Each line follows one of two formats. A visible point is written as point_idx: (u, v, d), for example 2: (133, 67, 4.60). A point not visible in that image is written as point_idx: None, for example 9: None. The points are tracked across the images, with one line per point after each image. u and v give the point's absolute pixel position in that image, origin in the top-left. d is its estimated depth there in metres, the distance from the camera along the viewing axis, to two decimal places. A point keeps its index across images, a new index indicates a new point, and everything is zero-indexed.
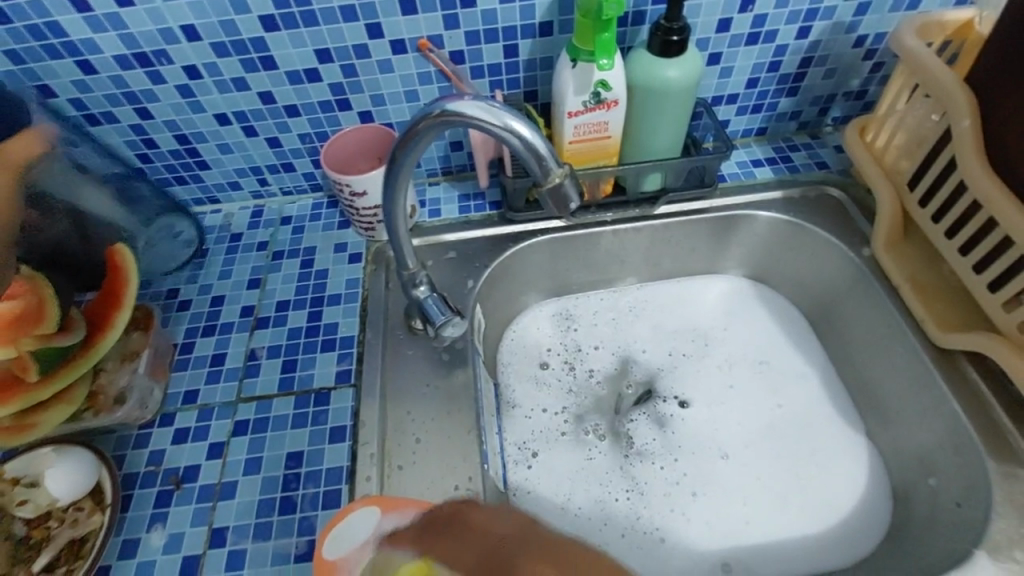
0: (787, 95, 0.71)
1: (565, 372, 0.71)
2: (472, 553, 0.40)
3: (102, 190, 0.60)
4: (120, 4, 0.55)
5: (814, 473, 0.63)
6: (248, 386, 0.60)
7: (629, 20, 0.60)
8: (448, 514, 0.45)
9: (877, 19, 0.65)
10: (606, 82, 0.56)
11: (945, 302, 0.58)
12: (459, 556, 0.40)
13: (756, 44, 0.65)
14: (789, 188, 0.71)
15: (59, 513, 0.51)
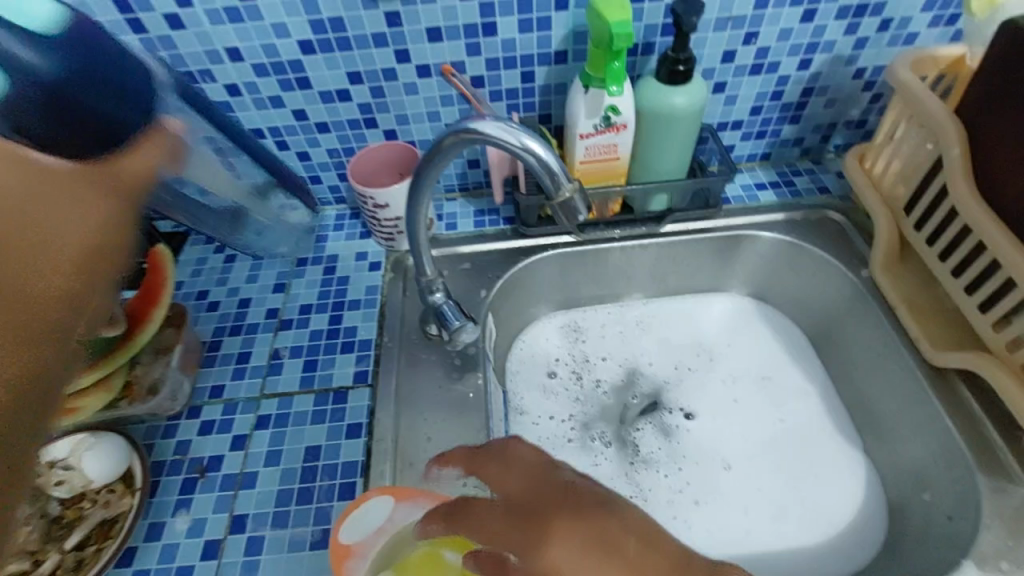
0: (790, 123, 0.75)
1: (572, 381, 0.74)
2: (516, 479, 0.43)
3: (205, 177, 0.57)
4: (173, 28, 0.61)
5: (813, 486, 0.64)
6: (271, 383, 0.64)
7: (639, 50, 0.64)
8: (497, 448, 0.46)
9: (875, 53, 0.68)
10: (616, 107, 0.60)
11: (939, 322, 0.60)
12: (503, 482, 0.43)
13: (759, 74, 0.69)
14: (791, 210, 0.74)
15: (92, 495, 0.54)
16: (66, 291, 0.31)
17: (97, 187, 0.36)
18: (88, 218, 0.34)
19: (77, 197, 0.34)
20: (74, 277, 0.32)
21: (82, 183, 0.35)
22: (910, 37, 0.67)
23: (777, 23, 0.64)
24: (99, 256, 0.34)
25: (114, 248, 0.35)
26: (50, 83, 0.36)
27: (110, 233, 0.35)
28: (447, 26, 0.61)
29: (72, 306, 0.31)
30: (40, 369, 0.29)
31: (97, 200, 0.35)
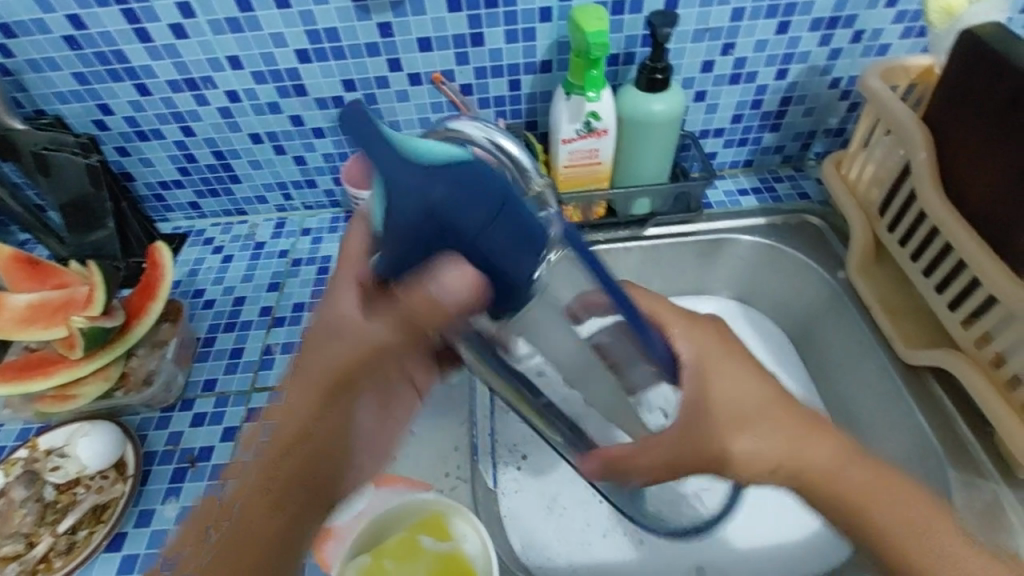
0: (770, 130, 0.77)
1: None
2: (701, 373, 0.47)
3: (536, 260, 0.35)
4: (177, 37, 0.64)
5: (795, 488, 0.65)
6: (262, 377, 0.65)
7: (621, 60, 0.67)
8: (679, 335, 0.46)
9: (849, 64, 0.71)
10: (596, 112, 0.63)
11: (913, 322, 0.62)
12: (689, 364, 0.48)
13: (738, 84, 0.71)
14: (772, 215, 0.76)
15: (86, 480, 0.56)
16: (315, 433, 0.39)
17: (389, 332, 0.38)
18: (350, 364, 0.38)
19: (372, 354, 0.38)
20: (332, 412, 0.39)
21: (368, 324, 0.38)
22: (883, 48, 0.70)
23: (753, 35, 0.67)
24: (340, 386, 0.39)
25: (346, 388, 0.39)
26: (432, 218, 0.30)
27: (368, 358, 0.38)
28: (436, 36, 0.64)
29: (321, 440, 0.39)
30: (287, 485, 0.38)
31: (351, 343, 0.38)
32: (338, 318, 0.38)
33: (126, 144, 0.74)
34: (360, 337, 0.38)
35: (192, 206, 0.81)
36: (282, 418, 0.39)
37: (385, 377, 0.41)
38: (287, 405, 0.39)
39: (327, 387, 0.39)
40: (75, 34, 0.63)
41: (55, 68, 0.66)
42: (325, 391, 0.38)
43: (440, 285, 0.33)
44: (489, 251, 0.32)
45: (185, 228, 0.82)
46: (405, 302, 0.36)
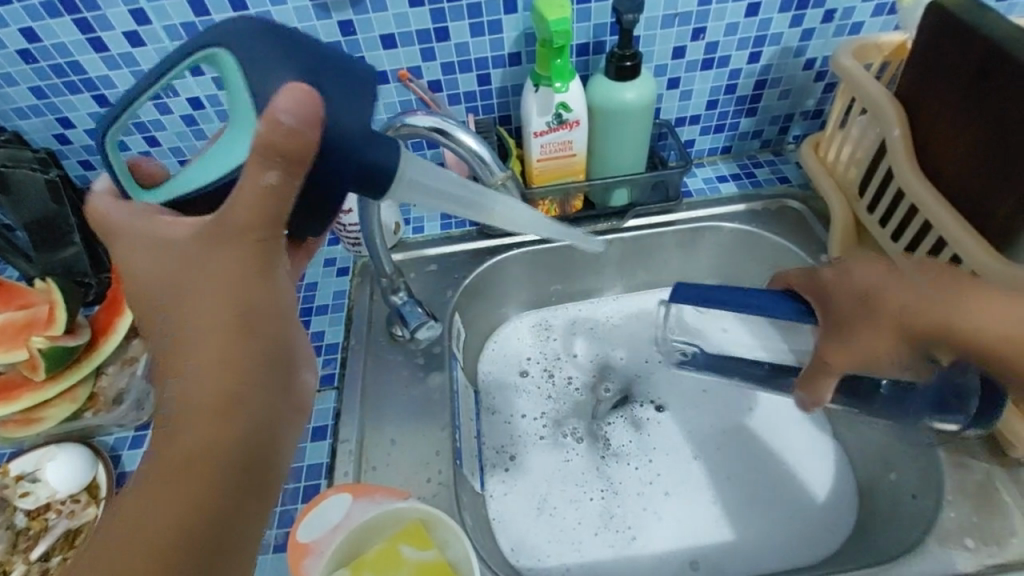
0: (746, 115, 0.76)
1: (544, 378, 0.73)
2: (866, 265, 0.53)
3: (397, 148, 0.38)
4: (132, 45, 0.62)
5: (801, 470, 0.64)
6: None
7: (590, 50, 0.65)
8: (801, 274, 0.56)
9: (823, 44, 0.70)
10: (566, 103, 0.62)
11: None
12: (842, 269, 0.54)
13: (711, 69, 0.70)
14: (753, 201, 0.75)
15: (57, 505, 0.54)
16: (232, 383, 0.33)
17: (245, 253, 0.33)
18: (225, 298, 0.33)
19: (249, 274, 0.33)
20: (239, 359, 0.33)
21: (224, 252, 0.33)
22: (855, 27, 0.69)
23: (723, 18, 0.66)
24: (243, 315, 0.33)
25: (252, 321, 0.33)
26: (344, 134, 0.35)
27: (236, 277, 0.33)
28: (400, 32, 0.63)
29: (254, 397, 0.33)
30: (211, 475, 0.32)
31: (220, 292, 0.33)
32: (192, 263, 0.33)
33: (90, 157, 0.72)
34: (231, 269, 0.33)
35: None
36: (176, 411, 0.33)
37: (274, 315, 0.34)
38: (189, 345, 0.33)
39: (218, 335, 0.33)
40: (28, 47, 0.62)
41: (11, 82, 0.64)
42: (219, 337, 0.33)
43: (266, 183, 0.31)
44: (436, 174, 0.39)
45: None
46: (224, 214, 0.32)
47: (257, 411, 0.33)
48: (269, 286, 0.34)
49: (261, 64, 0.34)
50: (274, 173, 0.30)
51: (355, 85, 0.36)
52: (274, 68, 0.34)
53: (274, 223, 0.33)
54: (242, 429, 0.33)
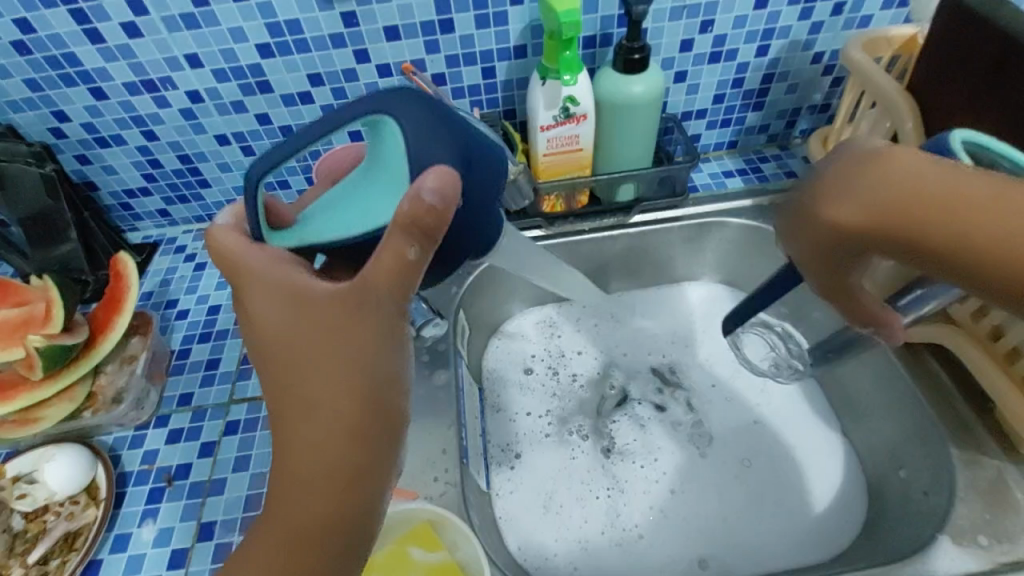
0: (753, 110, 0.75)
1: (549, 376, 0.72)
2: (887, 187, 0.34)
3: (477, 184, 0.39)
4: (130, 36, 0.61)
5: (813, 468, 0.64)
6: (240, 388, 0.62)
7: (597, 42, 0.64)
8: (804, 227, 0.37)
9: (831, 37, 0.69)
10: (574, 97, 0.61)
11: None
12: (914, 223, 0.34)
13: (719, 63, 0.69)
14: (760, 196, 0.74)
15: (56, 507, 0.53)
16: (350, 460, 0.31)
17: (381, 323, 0.31)
18: (352, 371, 0.31)
19: (375, 348, 0.31)
20: (357, 437, 0.31)
21: (356, 321, 0.31)
22: (864, 20, 0.68)
23: (732, 11, 0.65)
24: (367, 390, 0.31)
25: (373, 398, 0.31)
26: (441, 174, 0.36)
27: (363, 351, 0.31)
28: (404, 24, 0.62)
29: (368, 475, 0.32)
30: (331, 539, 0.32)
31: (347, 363, 0.31)
32: (320, 326, 0.32)
33: (86, 152, 0.70)
34: (362, 340, 0.31)
35: (161, 214, 0.78)
36: (290, 479, 0.31)
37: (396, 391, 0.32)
38: (305, 420, 0.31)
39: (341, 410, 0.31)
40: (23, 39, 0.60)
41: (5, 75, 0.63)
42: (341, 413, 0.31)
43: (410, 257, 0.30)
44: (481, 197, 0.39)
45: (156, 237, 0.79)
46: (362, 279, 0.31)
47: (380, 484, 0.32)
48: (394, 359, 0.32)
49: (430, 141, 0.34)
50: (415, 246, 0.30)
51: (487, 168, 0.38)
52: (437, 143, 0.34)
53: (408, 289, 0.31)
54: (359, 503, 0.32)
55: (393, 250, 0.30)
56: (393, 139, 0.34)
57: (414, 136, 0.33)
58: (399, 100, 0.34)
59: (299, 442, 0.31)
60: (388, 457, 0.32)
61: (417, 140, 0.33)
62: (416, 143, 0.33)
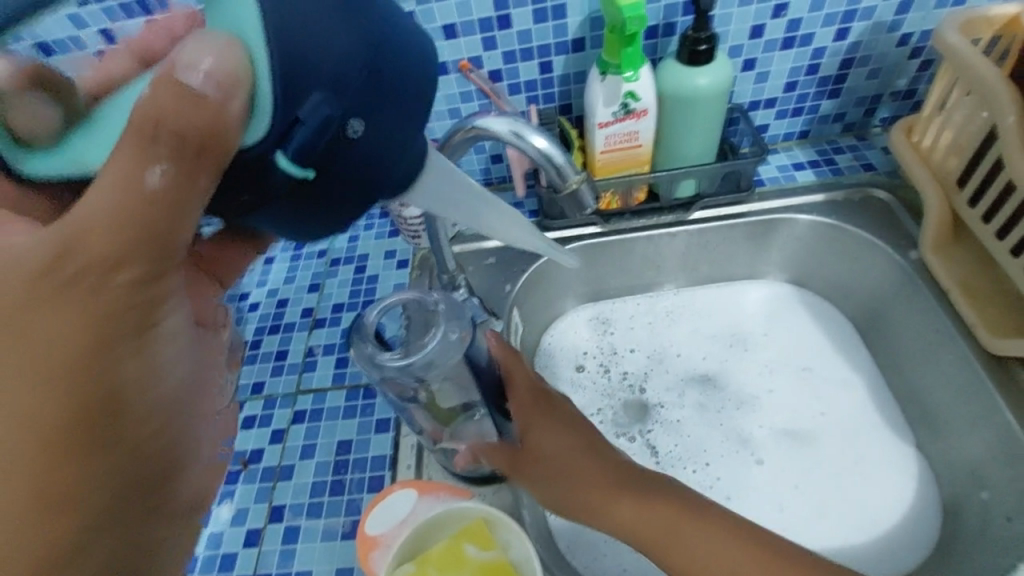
0: (828, 97, 0.70)
1: (600, 374, 0.71)
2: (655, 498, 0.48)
3: (346, 37, 0.27)
4: None
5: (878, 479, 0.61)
6: (306, 379, 0.65)
7: (660, 32, 0.62)
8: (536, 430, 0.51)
9: (921, 17, 0.64)
10: (635, 92, 0.59)
11: (998, 307, 0.56)
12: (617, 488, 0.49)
13: (792, 48, 0.65)
14: (833, 190, 0.70)
15: None
16: (92, 489, 0.28)
17: (110, 275, 0.27)
18: (61, 351, 0.26)
19: (104, 335, 0.27)
20: (95, 465, 0.28)
21: (82, 281, 0.26)
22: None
23: None
24: (82, 375, 0.27)
25: (117, 403, 0.29)
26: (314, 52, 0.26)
27: (91, 349, 0.27)
28: (462, 21, 0.61)
29: (163, 479, 0.32)
30: (114, 512, 0.29)
31: (66, 365, 0.27)
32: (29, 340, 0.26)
33: None
34: (84, 348, 0.27)
35: None
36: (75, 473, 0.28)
37: (188, 384, 0.33)
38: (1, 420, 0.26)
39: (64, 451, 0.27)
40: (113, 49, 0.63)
41: None
42: (49, 458, 0.27)
43: (149, 183, 0.26)
44: (379, 88, 0.29)
45: None
46: (98, 254, 0.26)
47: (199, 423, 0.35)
48: (142, 353, 0.29)
49: (306, 29, 0.26)
50: (159, 169, 0.25)
51: (413, 84, 0.31)
52: (330, 41, 0.27)
53: (155, 232, 0.27)
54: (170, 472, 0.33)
55: (121, 178, 0.25)
56: (251, 11, 0.26)
57: (280, 21, 0.26)
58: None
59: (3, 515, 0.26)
60: (193, 438, 0.34)
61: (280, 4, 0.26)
62: (283, 26, 0.26)
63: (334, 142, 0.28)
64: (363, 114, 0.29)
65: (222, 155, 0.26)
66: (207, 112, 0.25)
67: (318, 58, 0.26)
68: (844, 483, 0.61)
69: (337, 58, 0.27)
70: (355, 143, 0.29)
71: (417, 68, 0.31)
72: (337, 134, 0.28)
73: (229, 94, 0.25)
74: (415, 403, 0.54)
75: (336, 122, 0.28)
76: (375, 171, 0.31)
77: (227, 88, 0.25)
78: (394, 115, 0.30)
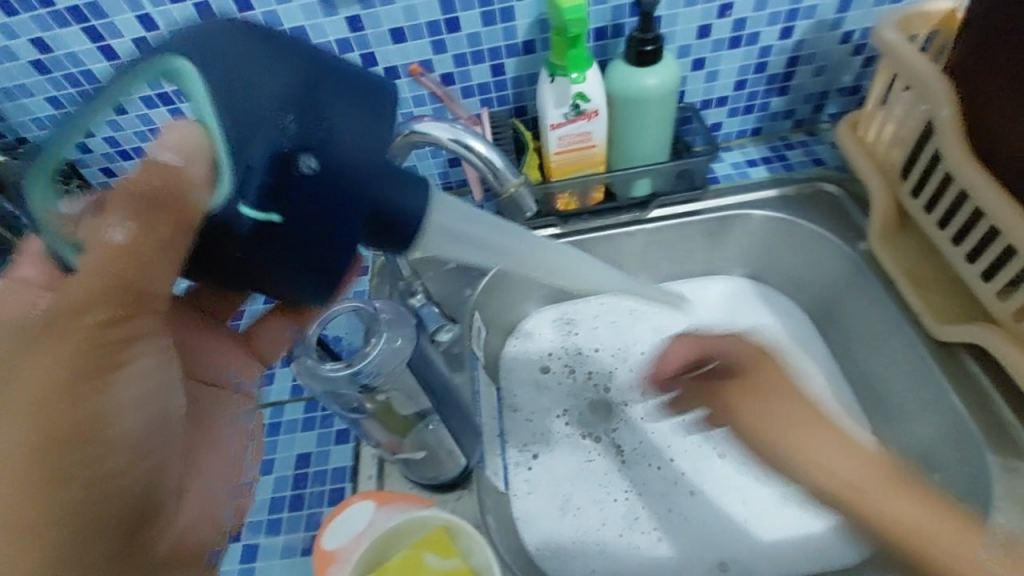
0: (777, 95, 0.72)
1: (566, 375, 0.72)
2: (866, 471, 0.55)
3: (287, 86, 0.33)
4: None
5: None
6: (264, 393, 0.64)
7: (609, 33, 0.62)
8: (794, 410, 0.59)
9: (862, 15, 0.65)
10: (584, 93, 0.59)
11: (944, 294, 0.58)
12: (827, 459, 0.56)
13: (739, 48, 0.66)
14: (786, 185, 0.71)
15: None
16: (71, 506, 0.32)
17: (88, 326, 0.32)
18: (47, 395, 0.31)
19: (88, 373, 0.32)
20: (63, 490, 0.32)
21: (72, 331, 0.32)
22: None
23: None
24: (76, 414, 0.32)
25: (99, 426, 0.33)
26: (259, 101, 0.32)
27: (72, 384, 0.32)
28: (410, 25, 0.61)
29: (137, 491, 0.35)
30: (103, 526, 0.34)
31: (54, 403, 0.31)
32: (20, 381, 0.31)
33: None
34: (61, 382, 0.31)
35: None
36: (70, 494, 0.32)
37: (156, 411, 0.36)
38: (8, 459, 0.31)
39: (43, 477, 0.32)
40: None
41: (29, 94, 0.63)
42: (32, 484, 0.31)
43: (116, 239, 0.31)
44: (325, 122, 0.34)
45: None
46: (73, 301, 0.31)
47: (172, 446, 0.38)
48: (109, 390, 0.33)
49: (249, 84, 0.32)
50: (119, 230, 0.31)
51: (358, 97, 0.36)
52: (266, 82, 0.32)
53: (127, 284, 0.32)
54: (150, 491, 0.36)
55: (97, 242, 0.31)
56: (198, 78, 0.31)
57: (225, 82, 0.32)
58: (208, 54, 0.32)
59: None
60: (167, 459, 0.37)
61: (223, 70, 0.32)
62: (227, 82, 0.32)
63: (294, 175, 0.33)
64: (315, 151, 0.33)
65: (192, 217, 0.31)
66: (166, 175, 0.30)
67: (260, 104, 0.32)
68: None
69: (277, 101, 0.32)
70: (311, 175, 0.33)
71: (366, 89, 0.37)
72: (290, 166, 0.33)
73: (191, 161, 0.30)
74: (360, 412, 0.52)
75: (295, 160, 0.33)
76: (341, 202, 0.35)
77: (191, 154, 0.30)
78: (349, 147, 0.35)
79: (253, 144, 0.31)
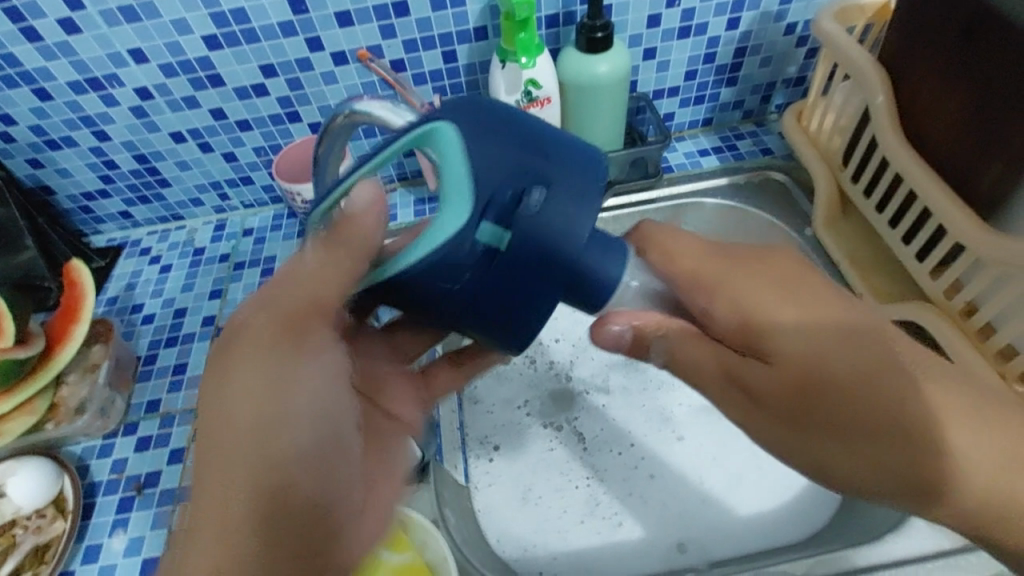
0: (726, 85, 0.73)
1: (527, 366, 0.71)
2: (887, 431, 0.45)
3: (504, 143, 0.34)
4: (68, 33, 0.57)
5: None
6: None
7: (561, 21, 0.62)
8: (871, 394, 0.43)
9: (804, 7, 0.67)
10: (535, 80, 0.59)
11: (883, 276, 0.60)
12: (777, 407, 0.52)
13: (688, 38, 0.67)
14: (735, 174, 0.73)
15: (23, 521, 0.53)
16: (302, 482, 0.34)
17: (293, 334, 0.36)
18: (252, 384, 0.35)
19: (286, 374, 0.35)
20: (268, 472, 0.33)
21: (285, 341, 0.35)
22: None
23: None
24: (270, 398, 0.34)
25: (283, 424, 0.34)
26: (496, 151, 0.33)
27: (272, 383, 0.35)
28: (356, 8, 0.59)
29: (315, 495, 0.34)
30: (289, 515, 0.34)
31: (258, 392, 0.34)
32: (252, 368, 0.35)
33: (37, 155, 0.66)
34: (269, 377, 0.35)
35: (123, 215, 0.75)
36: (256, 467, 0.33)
37: (327, 432, 0.36)
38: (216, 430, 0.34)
39: (247, 457, 0.33)
40: None
41: None
42: (255, 459, 0.33)
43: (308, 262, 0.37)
44: (541, 175, 0.34)
45: (120, 239, 0.76)
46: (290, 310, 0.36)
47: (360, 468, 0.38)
48: (295, 391, 0.35)
49: (485, 141, 0.34)
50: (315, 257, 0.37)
51: (581, 163, 0.34)
52: (485, 139, 0.34)
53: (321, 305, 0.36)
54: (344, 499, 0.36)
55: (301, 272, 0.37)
56: (452, 138, 0.33)
57: (479, 137, 0.34)
58: (459, 114, 0.34)
59: (217, 497, 0.33)
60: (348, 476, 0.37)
61: (472, 124, 0.34)
62: (471, 135, 0.34)
63: (519, 215, 0.33)
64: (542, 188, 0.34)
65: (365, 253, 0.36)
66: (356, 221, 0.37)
67: (488, 156, 0.33)
68: (759, 452, 0.63)
69: (504, 154, 0.33)
70: (535, 210, 0.33)
71: (584, 156, 0.35)
72: (521, 200, 0.33)
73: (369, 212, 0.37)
74: None
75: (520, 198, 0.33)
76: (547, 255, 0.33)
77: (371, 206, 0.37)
78: (568, 203, 0.34)
79: (499, 189, 0.33)
